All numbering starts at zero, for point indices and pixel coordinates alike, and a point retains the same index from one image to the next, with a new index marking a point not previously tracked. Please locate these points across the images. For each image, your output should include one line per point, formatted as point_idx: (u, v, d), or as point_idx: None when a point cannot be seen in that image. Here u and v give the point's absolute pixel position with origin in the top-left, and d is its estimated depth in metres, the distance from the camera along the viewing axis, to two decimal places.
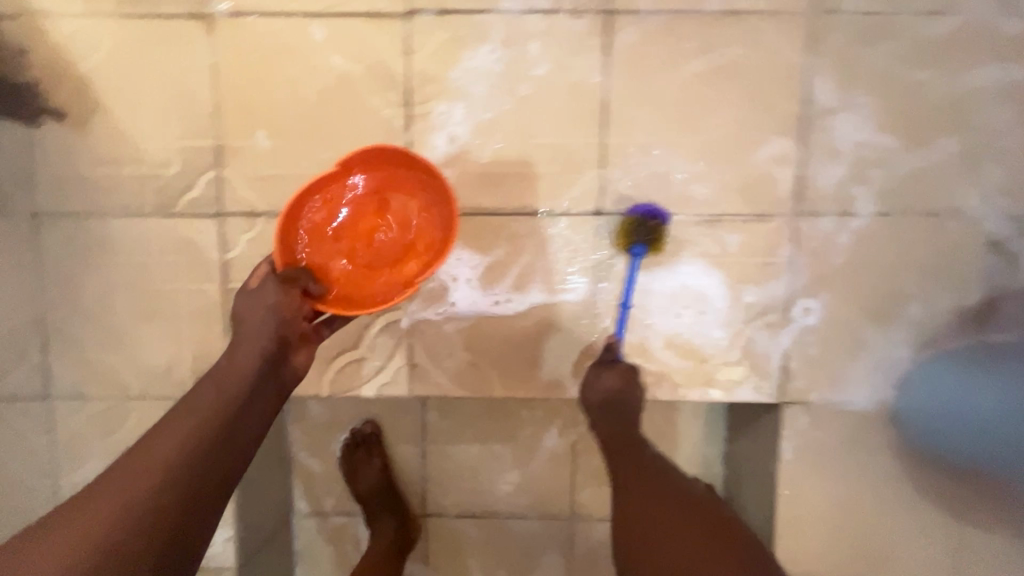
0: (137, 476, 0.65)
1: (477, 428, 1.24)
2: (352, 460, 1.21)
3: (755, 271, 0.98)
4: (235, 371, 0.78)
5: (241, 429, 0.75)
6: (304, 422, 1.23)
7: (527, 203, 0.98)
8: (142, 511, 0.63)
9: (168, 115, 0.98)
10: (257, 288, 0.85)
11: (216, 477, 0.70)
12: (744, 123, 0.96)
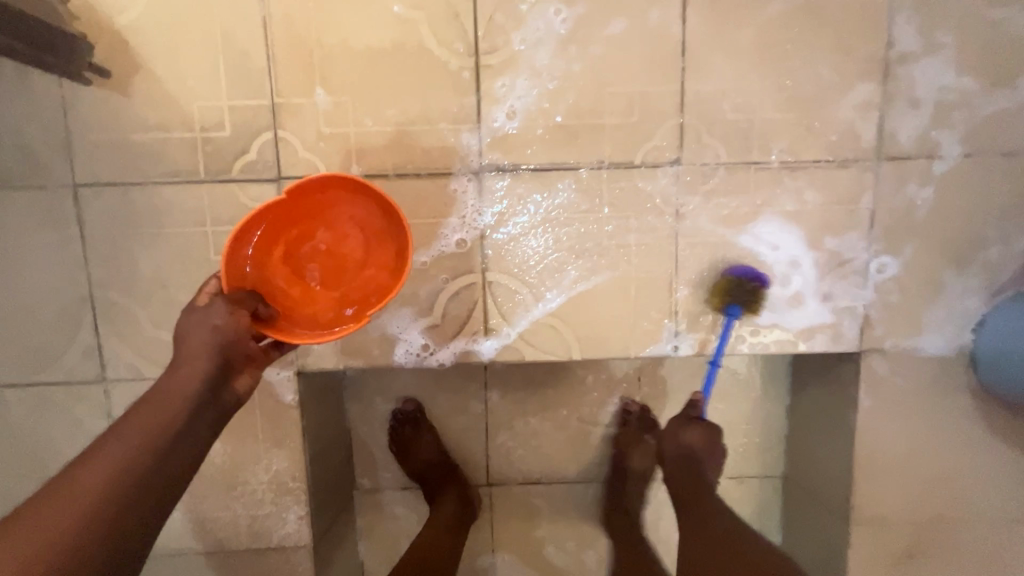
0: (65, 507, 0.57)
1: (540, 395, 1.20)
2: (411, 432, 1.19)
3: (836, 220, 0.96)
4: (174, 393, 0.68)
5: (170, 459, 0.65)
6: (364, 395, 1.20)
7: (605, 156, 0.94)
8: (59, 550, 0.54)
9: (216, 72, 0.91)
10: (204, 306, 0.75)
11: (148, 512, 0.61)
12: (827, 66, 0.92)
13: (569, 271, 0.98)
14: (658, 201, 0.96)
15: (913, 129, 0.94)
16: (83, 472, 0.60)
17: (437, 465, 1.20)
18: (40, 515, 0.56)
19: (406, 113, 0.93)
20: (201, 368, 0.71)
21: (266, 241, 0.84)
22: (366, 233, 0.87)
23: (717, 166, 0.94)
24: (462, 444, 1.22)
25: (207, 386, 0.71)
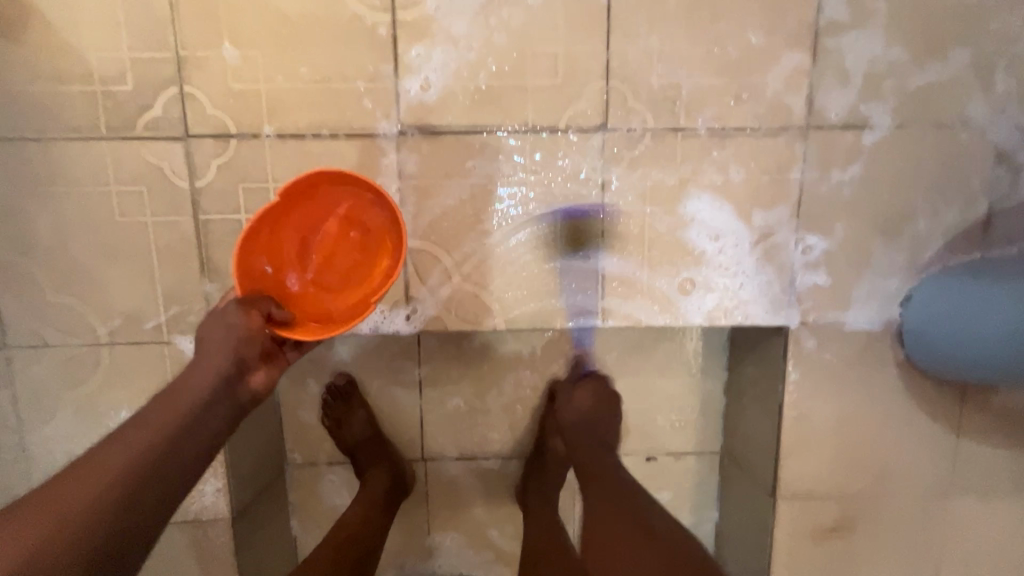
0: (87, 483, 0.61)
1: (474, 370, 1.18)
2: (341, 407, 1.17)
3: (764, 191, 0.94)
4: (192, 389, 0.74)
5: (192, 441, 0.70)
6: (294, 368, 1.17)
7: (528, 120, 0.91)
8: (81, 521, 0.58)
9: (115, 22, 0.86)
10: (222, 308, 0.81)
11: (160, 493, 0.65)
12: (755, 30, 0.89)
13: (492, 240, 0.95)
14: (582, 168, 0.93)
15: (844, 98, 0.92)
16: (107, 453, 0.65)
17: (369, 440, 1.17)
18: (68, 488, 0.60)
19: (320, 70, 0.88)
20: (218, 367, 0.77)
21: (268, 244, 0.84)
22: (361, 225, 0.87)
23: (643, 133, 0.92)
24: (396, 419, 1.20)
25: (223, 383, 0.76)
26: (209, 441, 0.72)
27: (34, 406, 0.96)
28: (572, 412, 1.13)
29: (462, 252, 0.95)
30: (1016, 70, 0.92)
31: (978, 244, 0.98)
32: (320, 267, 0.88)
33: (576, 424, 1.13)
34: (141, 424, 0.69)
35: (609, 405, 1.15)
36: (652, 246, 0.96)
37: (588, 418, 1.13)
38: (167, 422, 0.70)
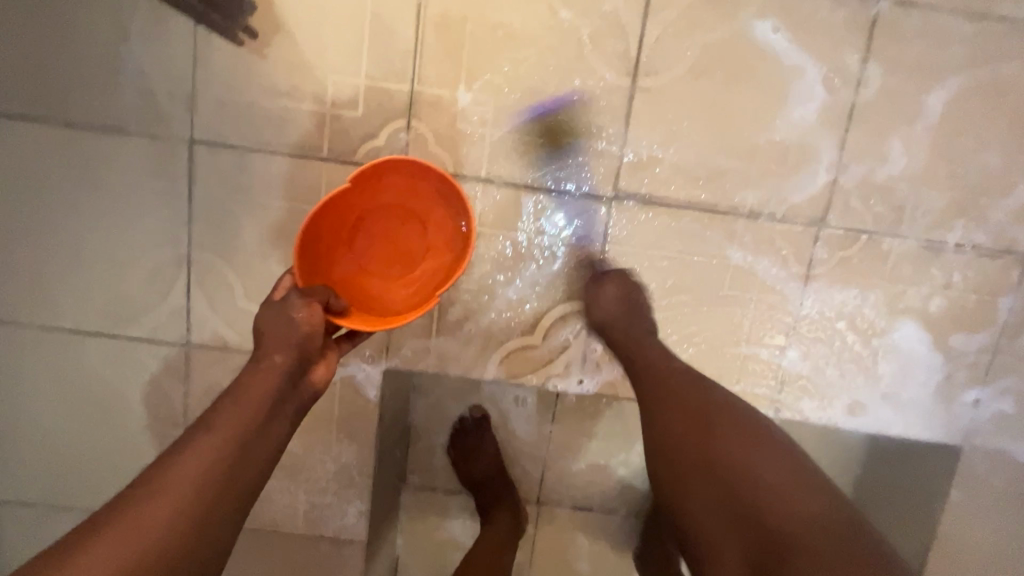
0: (139, 521, 0.56)
1: (611, 427, 1.16)
2: (470, 442, 1.15)
3: (972, 310, 0.91)
4: (247, 400, 0.66)
5: (255, 449, 0.64)
6: (430, 395, 1.17)
7: (747, 203, 0.89)
8: (137, 566, 0.54)
9: (360, 49, 0.86)
10: (278, 302, 0.71)
11: (225, 508, 0.61)
12: (997, 149, 0.86)
13: (684, 316, 0.93)
14: (790, 256, 0.90)
15: None
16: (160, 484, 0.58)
17: (496, 478, 1.16)
18: (120, 528, 0.55)
19: (550, 123, 0.87)
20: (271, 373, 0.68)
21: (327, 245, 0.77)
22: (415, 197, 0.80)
23: (860, 233, 0.89)
24: (522, 460, 1.20)
25: (280, 391, 0.68)
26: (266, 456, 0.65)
27: (202, 403, 0.97)
28: (610, 305, 0.88)
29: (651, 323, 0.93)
30: None
31: None
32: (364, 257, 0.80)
33: (632, 337, 0.85)
34: (191, 446, 0.61)
35: (639, 313, 0.88)
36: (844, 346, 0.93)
37: (634, 304, 0.89)
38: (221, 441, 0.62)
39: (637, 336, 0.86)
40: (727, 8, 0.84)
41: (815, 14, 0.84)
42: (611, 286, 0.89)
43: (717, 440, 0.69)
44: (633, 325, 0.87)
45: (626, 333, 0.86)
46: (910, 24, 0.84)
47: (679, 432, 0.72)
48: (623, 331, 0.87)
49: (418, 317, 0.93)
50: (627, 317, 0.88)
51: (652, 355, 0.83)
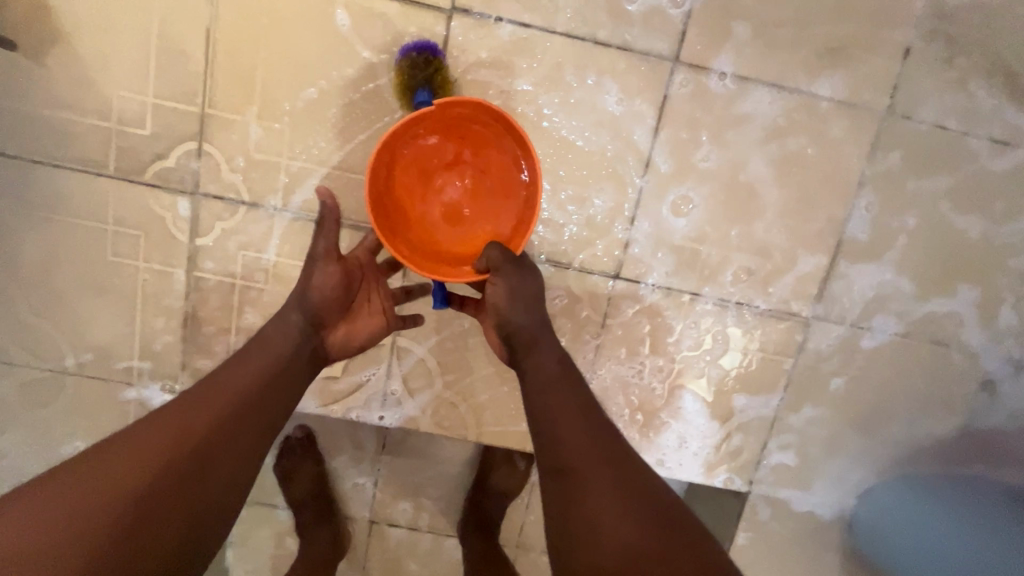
0: (149, 434, 0.63)
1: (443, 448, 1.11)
2: (287, 464, 1.08)
3: (755, 367, 0.94)
4: (267, 354, 0.74)
5: (277, 398, 0.72)
6: None
7: (542, 253, 0.89)
8: (168, 470, 0.61)
9: (146, 66, 0.82)
10: (316, 258, 0.79)
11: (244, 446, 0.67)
12: (782, 215, 0.89)
13: (482, 356, 0.94)
14: (585, 307, 0.91)
15: (855, 299, 0.92)
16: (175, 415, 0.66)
17: (315, 497, 1.10)
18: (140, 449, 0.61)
19: (347, 158, 0.86)
20: (286, 349, 0.75)
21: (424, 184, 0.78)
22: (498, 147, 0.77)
23: (652, 287, 0.91)
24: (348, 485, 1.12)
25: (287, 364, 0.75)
26: (265, 428, 0.70)
27: None
28: (520, 310, 0.76)
29: (449, 362, 0.94)
30: (1016, 308, 0.93)
31: (948, 461, 0.99)
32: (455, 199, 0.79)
33: (544, 380, 0.74)
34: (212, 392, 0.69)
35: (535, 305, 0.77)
36: (636, 402, 0.95)
37: (534, 299, 0.77)
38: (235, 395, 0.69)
39: (537, 354, 0.76)
40: (524, 56, 0.83)
41: (612, 69, 0.84)
42: (519, 298, 0.75)
43: (663, 537, 0.62)
44: (533, 350, 0.76)
45: (535, 338, 0.76)
46: (704, 88, 0.85)
47: (608, 504, 0.64)
48: (518, 341, 0.76)
49: (216, 342, 0.92)
50: (534, 312, 0.77)
51: (577, 417, 0.71)
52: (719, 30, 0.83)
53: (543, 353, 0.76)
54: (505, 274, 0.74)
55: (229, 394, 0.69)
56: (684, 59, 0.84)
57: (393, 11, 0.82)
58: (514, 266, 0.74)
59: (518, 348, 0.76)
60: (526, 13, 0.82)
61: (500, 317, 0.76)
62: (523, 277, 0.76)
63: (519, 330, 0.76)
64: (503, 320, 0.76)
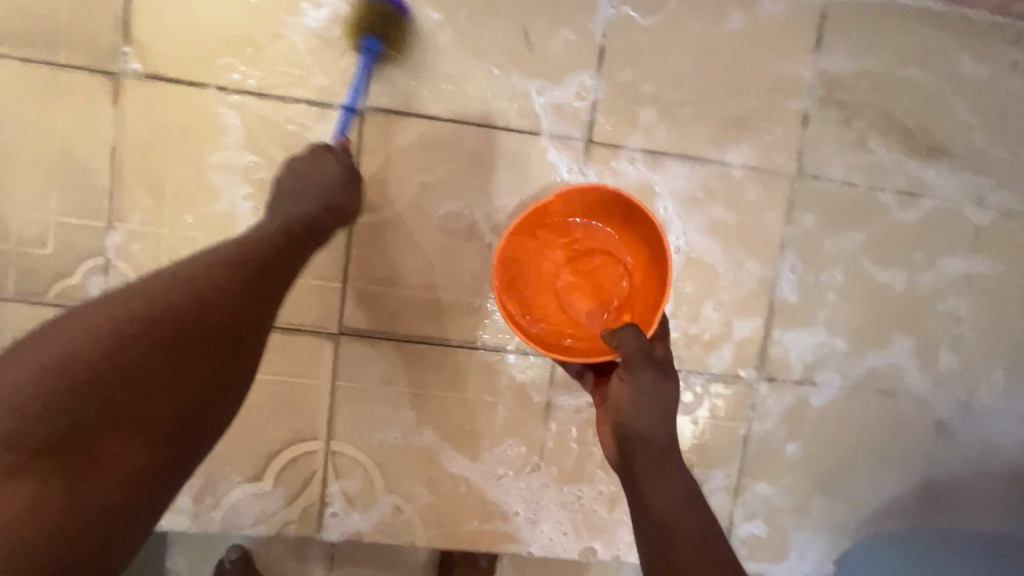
0: (67, 339, 0.48)
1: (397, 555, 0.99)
2: None
3: (706, 433, 0.92)
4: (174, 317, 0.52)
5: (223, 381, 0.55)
6: None
7: (479, 337, 0.88)
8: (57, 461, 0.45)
9: (49, 183, 0.80)
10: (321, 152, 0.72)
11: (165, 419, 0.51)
12: (713, 279, 0.89)
13: (425, 453, 0.89)
14: (529, 389, 0.89)
15: (795, 358, 0.92)
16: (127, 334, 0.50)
17: None
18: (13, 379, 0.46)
19: None
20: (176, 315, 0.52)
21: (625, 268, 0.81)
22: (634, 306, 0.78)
23: None
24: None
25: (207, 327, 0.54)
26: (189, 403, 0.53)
27: None
28: (651, 418, 0.67)
29: (388, 463, 0.88)
30: (954, 350, 0.94)
31: (920, 514, 0.95)
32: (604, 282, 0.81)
33: (665, 515, 0.63)
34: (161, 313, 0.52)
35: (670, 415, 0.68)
36: (586, 497, 0.91)
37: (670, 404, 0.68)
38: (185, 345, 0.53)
39: (660, 476, 0.65)
40: (440, 148, 0.84)
41: (529, 152, 0.85)
42: (649, 401, 0.68)
43: None
44: (653, 467, 0.66)
45: (661, 458, 0.66)
46: (621, 167, 0.87)
47: None
48: (638, 461, 0.66)
49: None
50: (664, 427, 0.67)
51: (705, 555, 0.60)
52: (627, 111, 0.86)
53: (666, 480, 0.65)
54: (638, 370, 0.68)
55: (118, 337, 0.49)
56: (598, 137, 0.86)
57: (305, 114, 0.82)
58: (648, 365, 0.68)
59: (641, 466, 0.66)
60: (438, 108, 0.83)
61: (623, 418, 0.68)
62: (660, 380, 0.68)
63: (643, 442, 0.67)
64: (626, 426, 0.68)
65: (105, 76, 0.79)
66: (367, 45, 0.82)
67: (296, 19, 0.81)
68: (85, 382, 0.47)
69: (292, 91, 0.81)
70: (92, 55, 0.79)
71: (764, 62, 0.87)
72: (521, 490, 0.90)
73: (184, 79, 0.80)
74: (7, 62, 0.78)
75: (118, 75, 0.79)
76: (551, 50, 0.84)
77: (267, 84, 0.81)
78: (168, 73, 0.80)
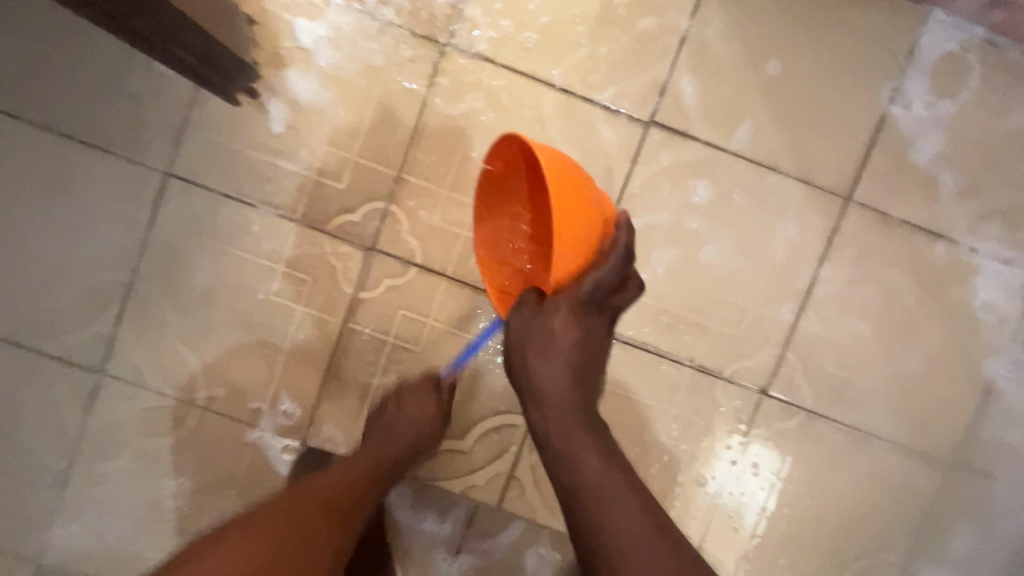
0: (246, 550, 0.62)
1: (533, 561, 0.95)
2: None
3: (890, 503, 0.92)
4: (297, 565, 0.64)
5: None
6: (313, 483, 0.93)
7: (696, 357, 0.91)
8: None
9: (358, 126, 0.88)
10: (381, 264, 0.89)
11: None
12: (937, 358, 0.90)
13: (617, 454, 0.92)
14: (730, 419, 0.91)
15: (993, 458, 0.91)
16: (230, 543, 0.63)
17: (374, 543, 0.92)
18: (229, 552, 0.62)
19: None
20: (348, 482, 0.74)
21: (501, 230, 0.76)
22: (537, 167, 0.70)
23: (798, 410, 0.91)
24: None
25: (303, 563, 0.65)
26: None
27: (99, 441, 0.90)
28: (539, 369, 0.67)
29: None
30: None
31: None
32: (516, 195, 0.75)
33: (577, 477, 0.63)
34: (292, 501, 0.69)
35: (564, 346, 0.66)
36: None
37: (574, 355, 0.67)
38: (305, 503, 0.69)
39: (562, 432, 0.66)
40: (710, 173, 0.89)
41: (790, 195, 0.89)
42: (527, 348, 0.67)
43: None
44: (553, 422, 0.66)
45: (554, 401, 0.67)
46: (873, 229, 0.89)
47: None
48: (547, 427, 0.67)
49: (351, 397, 0.90)
50: (561, 362, 0.67)
51: (615, 489, 0.62)
52: (890, 178, 0.89)
53: (577, 435, 0.65)
54: (514, 319, 0.68)
55: (280, 523, 0.66)
56: (859, 197, 0.89)
57: (596, 115, 0.88)
58: (521, 306, 0.67)
59: (537, 430, 0.67)
60: (718, 136, 0.88)
61: (518, 368, 0.69)
62: (541, 326, 0.66)
63: (537, 388, 0.67)
64: (519, 375, 0.69)
65: (431, 43, 0.87)
66: (669, 65, 0.88)
67: (609, 30, 0.88)
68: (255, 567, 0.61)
69: (590, 93, 0.88)
70: (426, 21, 0.87)
71: None
72: (696, 524, 0.93)
73: (497, 61, 0.87)
74: (354, 12, 0.86)
75: (444, 45, 0.87)
76: (833, 106, 0.88)
77: (570, 82, 0.88)
78: (486, 53, 0.87)
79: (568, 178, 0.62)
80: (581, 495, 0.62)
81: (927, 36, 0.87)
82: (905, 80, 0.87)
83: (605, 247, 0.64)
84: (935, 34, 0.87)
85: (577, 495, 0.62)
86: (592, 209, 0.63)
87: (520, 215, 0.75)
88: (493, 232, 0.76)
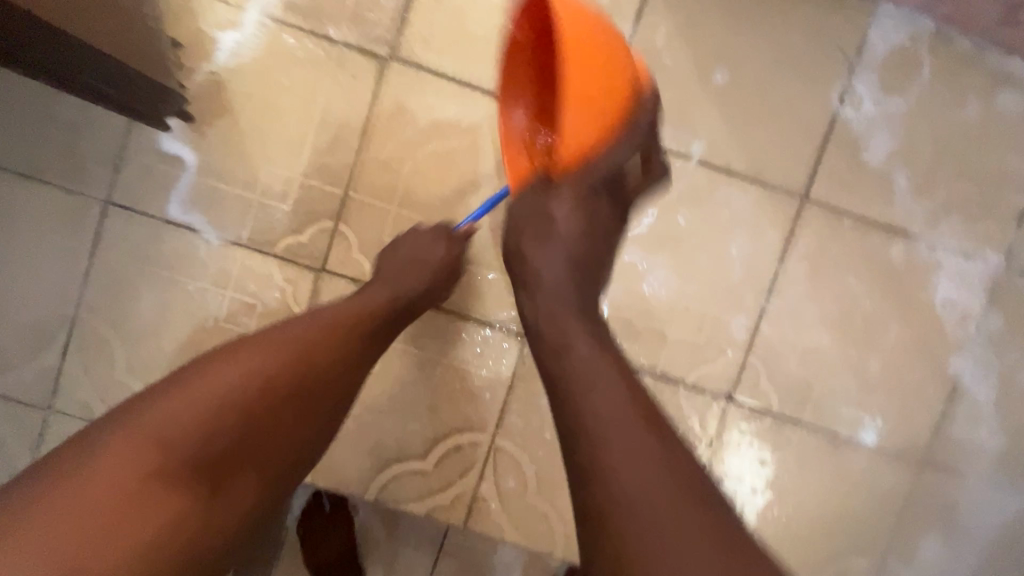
0: (184, 409, 0.50)
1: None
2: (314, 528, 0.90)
3: (864, 504, 0.90)
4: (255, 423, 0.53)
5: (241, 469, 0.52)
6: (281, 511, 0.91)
7: (659, 365, 0.89)
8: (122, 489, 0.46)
9: (302, 145, 0.86)
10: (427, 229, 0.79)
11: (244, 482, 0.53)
12: (902, 354, 0.89)
13: None
14: (697, 427, 0.90)
15: (964, 452, 0.90)
16: (194, 379, 0.52)
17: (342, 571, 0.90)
18: (158, 411, 0.50)
19: (478, 253, 0.88)
20: (270, 365, 0.55)
21: (525, 76, 0.70)
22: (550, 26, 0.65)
23: (765, 414, 0.90)
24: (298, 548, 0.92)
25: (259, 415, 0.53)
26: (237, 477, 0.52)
27: None
28: (540, 252, 0.66)
29: (548, 469, 0.90)
30: None
31: None
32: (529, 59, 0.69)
33: (573, 360, 0.58)
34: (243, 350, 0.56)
35: (569, 220, 0.65)
36: None
37: (583, 260, 0.66)
38: (256, 377, 0.54)
39: (560, 309, 0.63)
40: None
41: (746, 195, 0.87)
42: (528, 227, 0.66)
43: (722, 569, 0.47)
44: (550, 302, 0.64)
45: (546, 280, 0.65)
46: (832, 226, 0.88)
47: (651, 508, 0.49)
48: (545, 313, 0.64)
49: None
50: (565, 233, 0.65)
51: (608, 369, 0.57)
52: (847, 174, 0.87)
53: (574, 323, 0.62)
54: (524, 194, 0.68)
55: (230, 376, 0.53)
56: (815, 195, 0.87)
57: None
58: (540, 184, 0.67)
59: (528, 313, 0.65)
60: (669, 140, 0.87)
61: (519, 249, 0.67)
62: (547, 207, 0.66)
63: (534, 270, 0.66)
64: (519, 255, 0.67)
65: (372, 57, 0.85)
66: None
67: None
68: (193, 431, 0.50)
69: None
70: (365, 35, 0.85)
71: (990, 152, 0.87)
72: None
73: (441, 73, 0.86)
74: (291, 29, 0.84)
75: (384, 58, 0.85)
76: (785, 104, 0.87)
77: None
78: (429, 65, 0.85)
79: (602, 46, 0.60)
80: (556, 382, 0.58)
81: (875, 29, 0.86)
82: (855, 74, 0.86)
83: (633, 110, 0.63)
84: (883, 27, 0.86)
85: (566, 378, 0.57)
86: (620, 69, 0.61)
87: (527, 81, 0.70)
88: (510, 88, 0.71)
